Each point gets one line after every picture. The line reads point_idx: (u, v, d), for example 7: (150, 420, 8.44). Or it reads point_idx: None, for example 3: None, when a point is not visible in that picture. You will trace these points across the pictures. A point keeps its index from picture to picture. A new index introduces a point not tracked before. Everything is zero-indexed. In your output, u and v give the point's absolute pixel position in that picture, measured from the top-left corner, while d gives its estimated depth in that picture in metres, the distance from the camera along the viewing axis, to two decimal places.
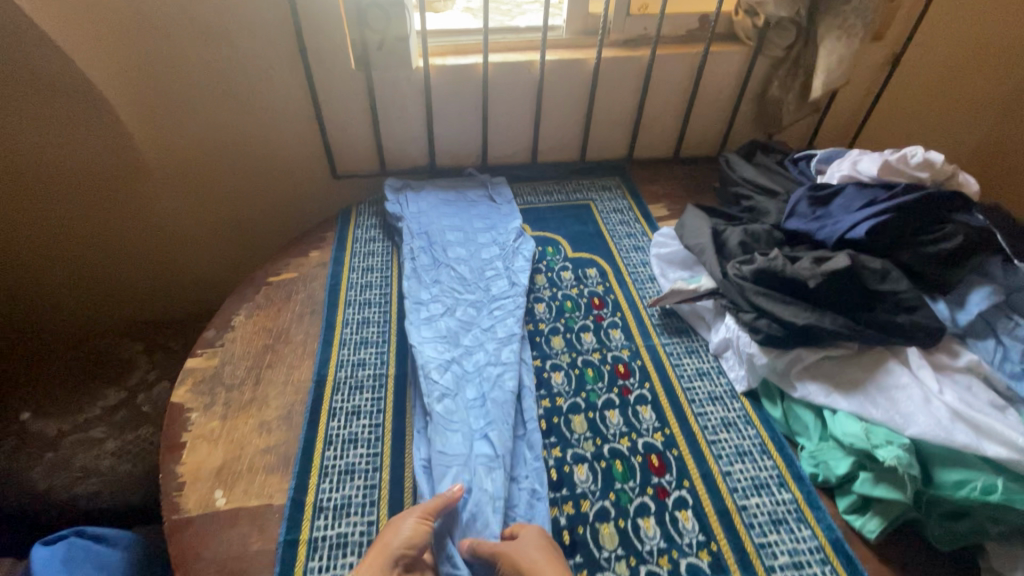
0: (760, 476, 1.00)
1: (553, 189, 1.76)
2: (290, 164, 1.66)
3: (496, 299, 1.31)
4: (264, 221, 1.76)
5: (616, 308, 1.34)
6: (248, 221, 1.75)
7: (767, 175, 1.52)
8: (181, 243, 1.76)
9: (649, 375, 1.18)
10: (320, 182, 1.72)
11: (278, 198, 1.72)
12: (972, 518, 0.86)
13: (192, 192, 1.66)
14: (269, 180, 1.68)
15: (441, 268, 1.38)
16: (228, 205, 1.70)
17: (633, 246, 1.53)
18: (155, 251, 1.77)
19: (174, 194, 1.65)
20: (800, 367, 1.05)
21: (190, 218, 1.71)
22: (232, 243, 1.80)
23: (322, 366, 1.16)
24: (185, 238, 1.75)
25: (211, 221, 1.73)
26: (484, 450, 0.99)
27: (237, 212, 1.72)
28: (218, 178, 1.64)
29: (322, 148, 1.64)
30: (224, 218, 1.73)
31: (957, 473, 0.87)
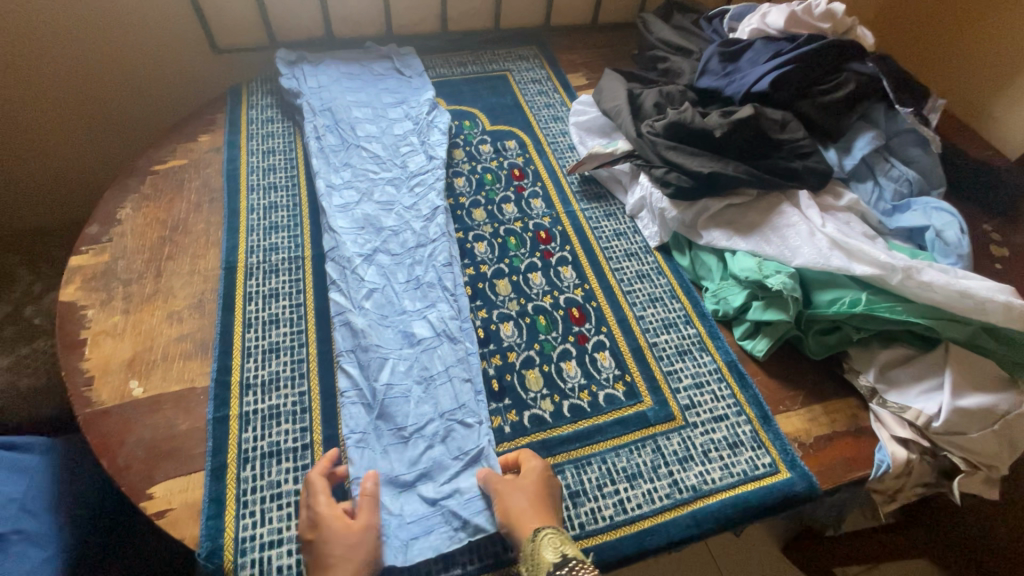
0: (669, 316, 1.09)
1: (467, 61, 1.65)
2: (158, 35, 1.41)
3: (415, 175, 1.25)
4: (139, 107, 1.53)
5: (537, 178, 1.33)
6: (118, 109, 1.50)
7: (682, 35, 1.49)
8: (44, 140, 1.48)
9: (569, 238, 1.21)
10: (200, 59, 1.50)
11: (151, 80, 1.49)
12: (841, 330, 1.00)
13: (38, 73, 1.36)
14: (137, 57, 1.43)
15: (351, 147, 1.28)
16: (89, 89, 1.44)
17: (552, 116, 1.50)
18: (8, 156, 1.47)
19: (16, 77, 1.35)
20: (706, 216, 1.12)
21: (45, 108, 1.43)
22: (106, 137, 1.54)
23: (230, 253, 1.10)
24: (45, 135, 1.47)
25: (71, 109, 1.46)
26: (419, 335, 0.99)
27: (102, 97, 1.47)
28: (69, 55, 1.36)
29: (194, 16, 1.41)
30: (86, 106, 1.47)
31: (831, 293, 0.99)
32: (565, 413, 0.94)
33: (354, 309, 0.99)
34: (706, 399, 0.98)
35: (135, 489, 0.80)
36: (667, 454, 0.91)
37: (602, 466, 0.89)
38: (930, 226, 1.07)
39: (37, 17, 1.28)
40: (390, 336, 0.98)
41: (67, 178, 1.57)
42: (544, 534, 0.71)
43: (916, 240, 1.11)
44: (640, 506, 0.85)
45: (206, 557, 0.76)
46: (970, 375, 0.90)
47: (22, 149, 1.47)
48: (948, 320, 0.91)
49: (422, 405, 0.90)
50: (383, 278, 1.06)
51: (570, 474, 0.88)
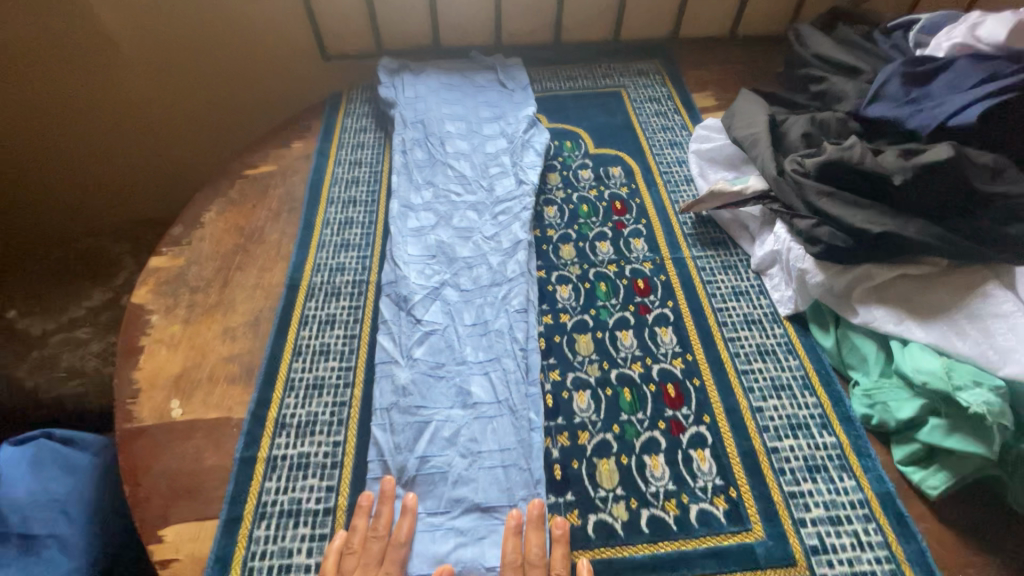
0: (798, 415, 0.83)
1: (578, 75, 1.48)
2: (272, 39, 1.43)
3: (500, 201, 1.10)
4: (253, 109, 1.56)
5: (642, 214, 1.13)
6: (233, 108, 1.55)
7: (850, 50, 1.20)
8: (171, 140, 1.58)
9: (673, 292, 1.00)
10: (308, 63, 1.50)
11: (265, 86, 1.52)
12: None
13: (165, 70, 1.44)
14: (256, 65, 1.48)
15: (437, 166, 1.17)
16: (212, 93, 1.51)
17: (669, 142, 1.28)
18: (141, 147, 1.58)
19: (153, 80, 1.45)
20: (867, 287, 0.84)
21: (176, 110, 1.52)
22: (223, 133, 1.59)
23: (296, 270, 1.03)
24: (174, 135, 1.57)
25: (193, 105, 1.52)
26: (475, 396, 0.83)
27: (220, 96, 1.52)
28: (195, 57, 1.43)
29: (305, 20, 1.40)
30: (206, 103, 1.53)
31: None
32: (642, 526, 0.73)
33: (404, 360, 0.87)
34: (843, 545, 0.71)
35: (147, 527, 0.73)
36: None
37: None
38: None
39: (168, 23, 1.36)
40: (441, 393, 0.84)
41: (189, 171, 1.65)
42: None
43: None
44: None
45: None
46: None
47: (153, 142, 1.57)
48: None
49: (461, 491, 0.75)
50: (445, 318, 0.92)
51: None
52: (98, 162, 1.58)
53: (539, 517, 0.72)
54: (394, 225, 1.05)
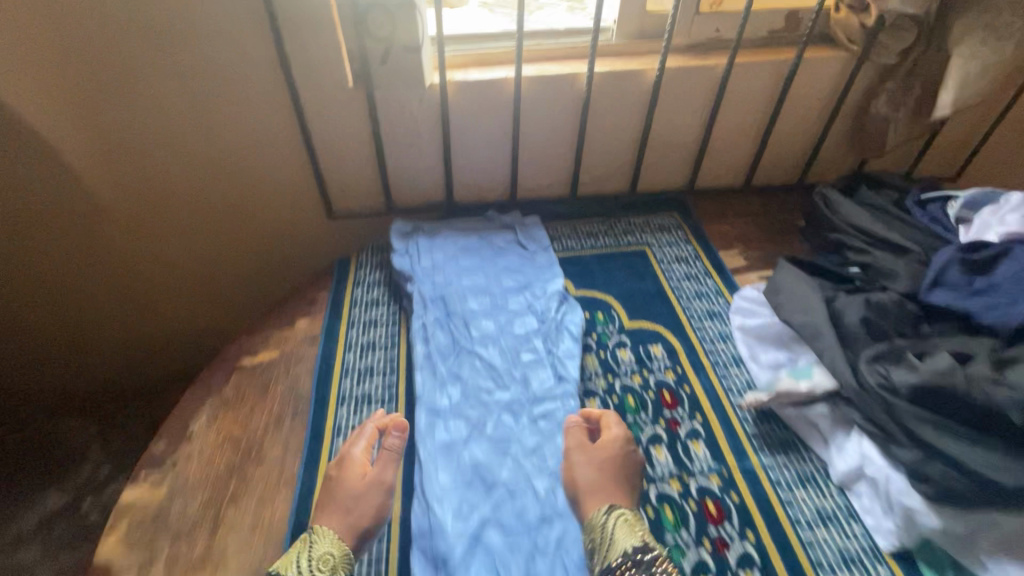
0: None
1: (599, 230, 1.43)
2: (279, 203, 1.35)
3: (538, 400, 0.98)
4: (272, 252, 1.43)
5: (695, 408, 1.01)
6: (249, 251, 1.42)
7: (884, 219, 1.18)
8: (184, 301, 1.49)
9: (750, 518, 0.85)
10: (316, 221, 1.41)
11: (281, 246, 1.43)
12: None
13: (171, 230, 1.33)
14: (277, 231, 1.39)
15: (463, 356, 1.05)
16: (229, 256, 1.42)
17: (707, 311, 1.20)
18: (150, 309, 1.48)
19: (170, 250, 1.36)
20: (994, 537, 0.74)
21: (190, 275, 1.43)
22: (243, 276, 1.47)
23: (303, 505, 0.86)
24: (188, 296, 1.48)
25: (206, 254, 1.40)
26: None
27: (233, 243, 1.39)
28: (214, 227, 1.35)
29: (314, 183, 1.33)
30: (216, 253, 1.40)
31: None
32: None
33: None
34: None
35: None
36: None
37: None
38: None
39: (165, 192, 1.26)
40: None
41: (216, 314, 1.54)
42: (617, 510, 0.80)
43: None
44: None
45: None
46: None
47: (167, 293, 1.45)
48: None
49: None
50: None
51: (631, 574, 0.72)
52: (110, 323, 1.48)
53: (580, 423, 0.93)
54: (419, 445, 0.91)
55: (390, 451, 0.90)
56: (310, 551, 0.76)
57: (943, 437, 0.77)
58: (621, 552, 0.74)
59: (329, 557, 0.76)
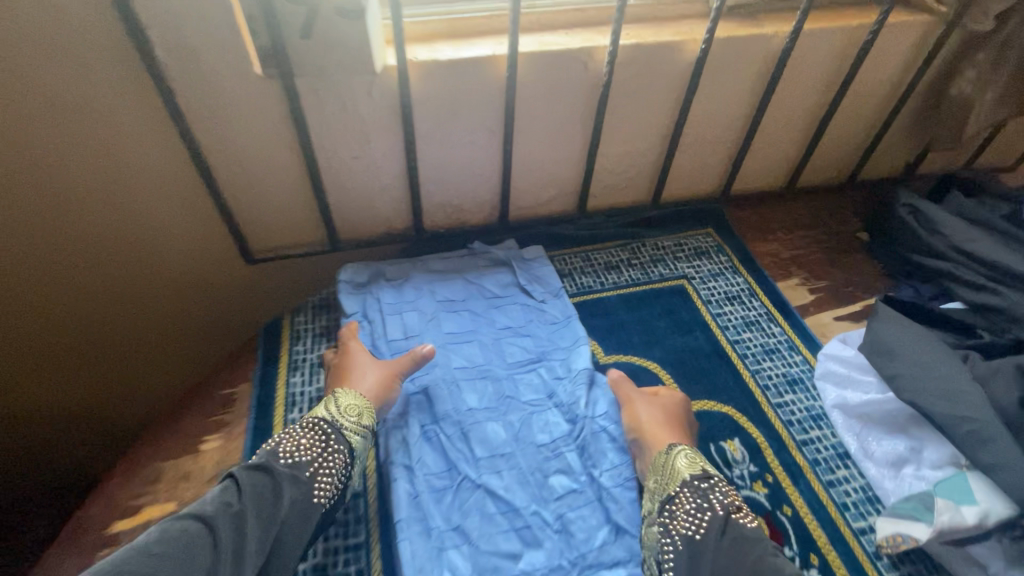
0: None
1: (619, 259, 1.08)
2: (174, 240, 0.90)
3: (588, 564, 0.69)
4: (207, 305, 0.98)
5: (807, 546, 0.71)
6: (200, 272, 0.95)
7: (1004, 242, 0.90)
8: (85, 385, 0.96)
9: None
10: (234, 267, 0.98)
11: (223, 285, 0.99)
12: None
13: (59, 266, 0.82)
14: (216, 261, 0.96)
15: (468, 494, 0.73)
16: (165, 298, 0.94)
17: (785, 377, 0.89)
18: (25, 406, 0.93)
19: (76, 301, 0.86)
20: None
21: (96, 341, 0.92)
22: (193, 322, 0.99)
23: None
24: (88, 377, 0.95)
25: (130, 299, 0.91)
26: None
27: (173, 262, 0.92)
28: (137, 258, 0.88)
29: (220, 218, 0.91)
30: (143, 286, 0.91)
31: None
32: None
33: None
34: None
35: None
36: None
37: None
38: None
39: None
40: None
41: (165, 382, 1.03)
42: (678, 448, 0.73)
43: None
44: None
45: (245, 466, 0.64)
46: None
47: (103, 368, 0.95)
48: None
49: None
50: None
51: (687, 501, 0.67)
52: None
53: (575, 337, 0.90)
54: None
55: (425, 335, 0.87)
56: (337, 411, 0.74)
57: None
58: (680, 481, 0.69)
59: (354, 413, 0.74)
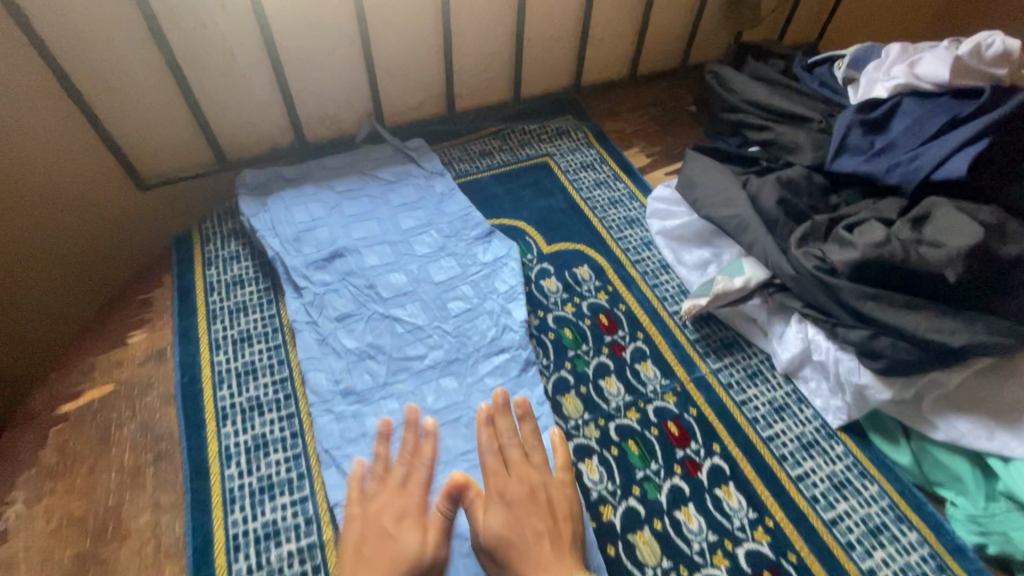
0: (911, 566, 0.70)
1: (491, 146, 1.24)
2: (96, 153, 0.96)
3: (479, 353, 0.86)
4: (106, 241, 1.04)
5: (635, 326, 0.93)
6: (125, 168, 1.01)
7: (780, 92, 1.12)
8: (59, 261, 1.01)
9: (713, 430, 0.81)
10: (127, 198, 1.03)
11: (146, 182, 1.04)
12: None
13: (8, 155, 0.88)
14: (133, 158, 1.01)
15: (379, 319, 0.89)
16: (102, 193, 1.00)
17: (625, 217, 1.11)
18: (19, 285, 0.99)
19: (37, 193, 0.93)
20: (939, 393, 0.72)
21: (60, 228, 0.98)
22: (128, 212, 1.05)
23: (201, 562, 0.67)
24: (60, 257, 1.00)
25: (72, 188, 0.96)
26: None
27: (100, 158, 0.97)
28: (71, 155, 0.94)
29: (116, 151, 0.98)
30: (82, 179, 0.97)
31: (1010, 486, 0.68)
32: None
33: None
34: None
35: None
36: None
37: None
38: None
39: None
40: None
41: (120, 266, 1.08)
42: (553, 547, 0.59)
43: None
44: None
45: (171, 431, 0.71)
46: None
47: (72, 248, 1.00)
48: None
49: None
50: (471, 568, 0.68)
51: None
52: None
53: (534, 425, 0.68)
54: (330, 473, 0.73)
55: (503, 499, 0.62)
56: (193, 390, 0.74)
57: (883, 308, 0.72)
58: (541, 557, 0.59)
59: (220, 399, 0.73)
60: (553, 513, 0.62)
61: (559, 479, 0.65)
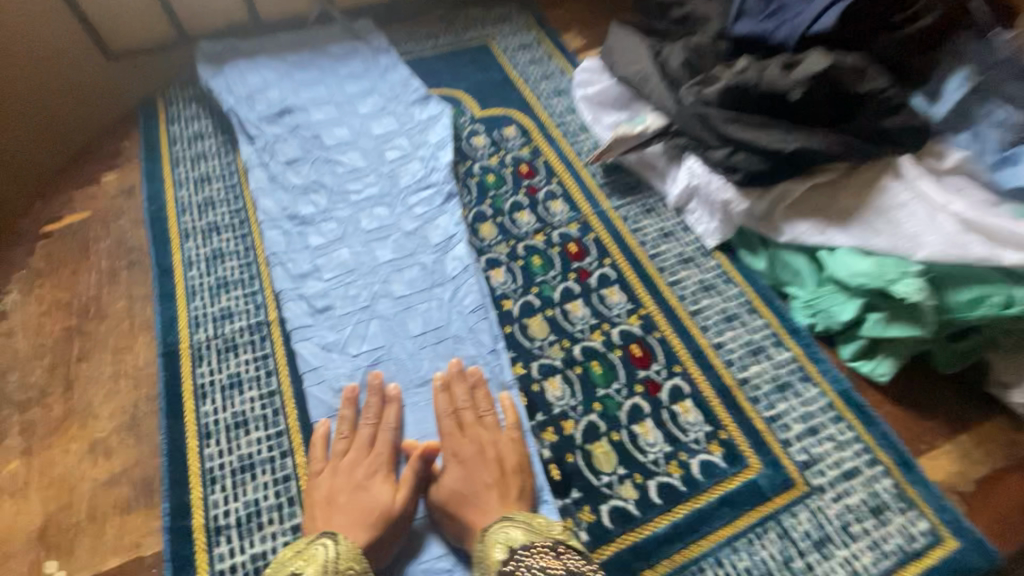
0: (754, 340, 0.85)
1: (437, 30, 1.33)
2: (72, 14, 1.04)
3: (410, 189, 0.99)
4: (65, 71, 1.08)
5: (550, 174, 1.06)
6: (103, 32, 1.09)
7: None
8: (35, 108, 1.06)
9: (606, 248, 0.95)
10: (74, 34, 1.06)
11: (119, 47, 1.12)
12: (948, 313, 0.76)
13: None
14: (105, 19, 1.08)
15: (322, 163, 1.01)
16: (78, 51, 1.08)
17: (554, 89, 1.21)
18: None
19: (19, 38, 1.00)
20: (786, 203, 0.86)
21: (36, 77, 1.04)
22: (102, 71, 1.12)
23: (168, 332, 0.81)
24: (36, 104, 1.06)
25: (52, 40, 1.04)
26: None
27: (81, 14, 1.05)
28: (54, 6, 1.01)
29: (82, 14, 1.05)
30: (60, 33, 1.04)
31: (859, 267, 0.78)
32: (654, 499, 0.70)
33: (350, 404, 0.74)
34: (828, 449, 0.75)
35: None
36: (799, 539, 0.68)
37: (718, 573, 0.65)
38: None
39: None
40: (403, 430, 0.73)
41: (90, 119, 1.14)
42: (506, 522, 0.61)
43: None
44: None
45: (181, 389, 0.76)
46: None
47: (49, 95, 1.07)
48: (959, 279, 0.76)
49: None
50: (387, 335, 0.81)
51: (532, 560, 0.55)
52: None
53: (487, 391, 0.74)
54: (275, 270, 0.87)
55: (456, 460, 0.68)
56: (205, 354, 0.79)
57: (742, 129, 0.85)
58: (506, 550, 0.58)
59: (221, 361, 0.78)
60: (502, 467, 0.68)
61: (508, 436, 0.70)
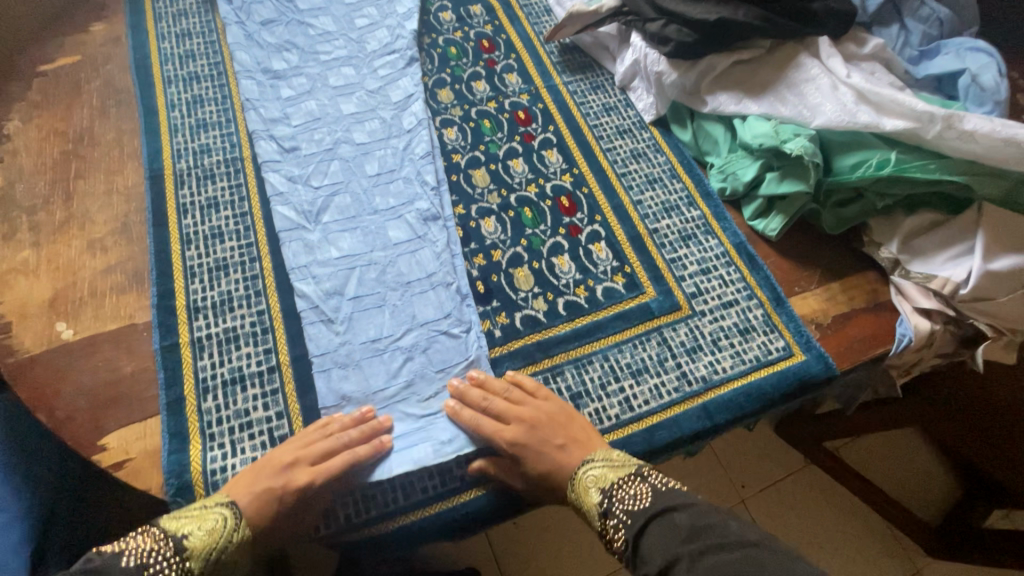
0: (670, 199, 0.97)
1: None
2: None
3: (376, 54, 1.07)
4: None
5: (510, 49, 1.13)
6: None
7: None
8: None
9: (552, 117, 1.05)
10: None
11: None
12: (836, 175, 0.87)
13: None
14: None
15: (295, 25, 1.08)
16: None
17: None
18: None
19: None
20: (711, 77, 0.95)
21: None
22: None
23: (153, 158, 0.93)
24: None
25: None
26: (394, 238, 0.87)
27: None
28: None
29: None
30: None
31: (763, 129, 0.88)
32: (560, 310, 0.84)
33: (310, 224, 0.87)
34: (714, 286, 0.89)
35: (83, 441, 0.69)
36: (674, 346, 0.83)
37: (604, 364, 0.81)
38: (966, 70, 0.93)
39: None
40: (355, 246, 0.86)
41: None
42: (590, 464, 0.67)
43: (946, 89, 0.97)
44: (647, 402, 0.78)
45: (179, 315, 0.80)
46: (1004, 237, 0.80)
47: None
48: (852, 145, 0.87)
49: (401, 317, 0.81)
50: (346, 174, 0.92)
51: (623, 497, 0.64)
52: None
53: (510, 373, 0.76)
54: (249, 113, 0.97)
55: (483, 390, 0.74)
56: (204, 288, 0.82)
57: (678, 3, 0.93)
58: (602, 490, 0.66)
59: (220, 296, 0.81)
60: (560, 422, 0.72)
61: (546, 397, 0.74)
